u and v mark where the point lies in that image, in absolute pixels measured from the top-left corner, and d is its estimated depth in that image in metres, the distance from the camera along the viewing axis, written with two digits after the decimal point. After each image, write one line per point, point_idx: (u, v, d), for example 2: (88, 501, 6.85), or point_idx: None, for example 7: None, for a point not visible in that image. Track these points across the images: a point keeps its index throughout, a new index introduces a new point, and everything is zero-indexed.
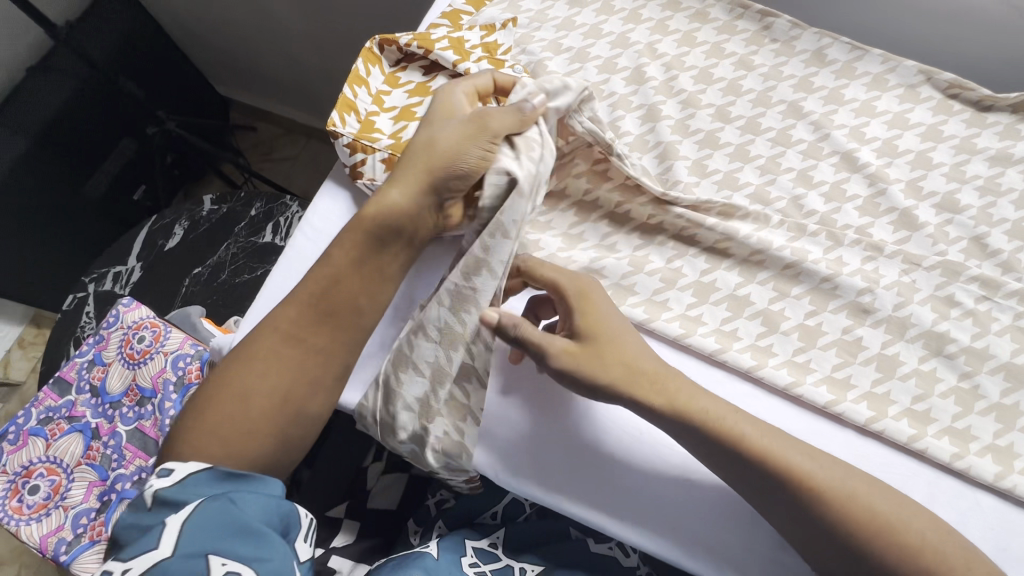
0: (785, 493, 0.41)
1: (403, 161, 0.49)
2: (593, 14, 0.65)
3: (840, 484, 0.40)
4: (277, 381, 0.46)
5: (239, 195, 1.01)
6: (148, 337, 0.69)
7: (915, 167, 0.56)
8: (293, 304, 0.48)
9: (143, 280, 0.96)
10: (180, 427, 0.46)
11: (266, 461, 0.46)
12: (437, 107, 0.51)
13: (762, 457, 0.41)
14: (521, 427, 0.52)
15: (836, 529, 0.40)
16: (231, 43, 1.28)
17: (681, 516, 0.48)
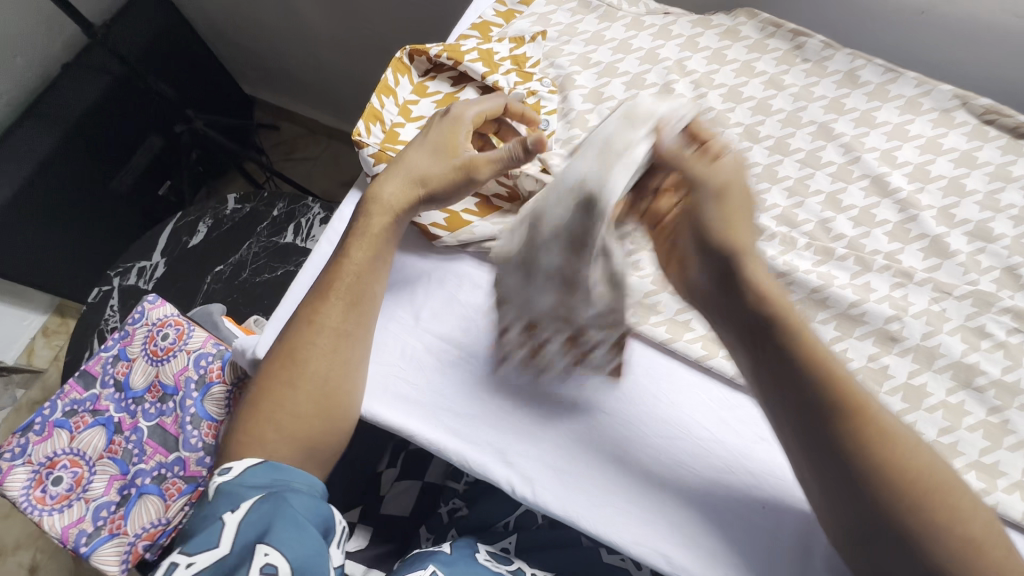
0: (854, 426, 0.38)
1: (400, 169, 0.53)
2: (622, 29, 0.65)
3: (905, 433, 0.38)
4: (311, 362, 0.48)
5: (262, 195, 1.02)
6: (172, 335, 0.70)
7: (947, 194, 0.55)
8: (328, 300, 0.50)
9: (166, 276, 0.98)
10: (236, 427, 0.47)
11: (323, 440, 0.47)
12: (451, 128, 0.53)
13: (837, 378, 0.39)
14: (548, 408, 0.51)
15: (892, 479, 0.36)
16: (259, 44, 1.30)
17: (702, 516, 0.46)
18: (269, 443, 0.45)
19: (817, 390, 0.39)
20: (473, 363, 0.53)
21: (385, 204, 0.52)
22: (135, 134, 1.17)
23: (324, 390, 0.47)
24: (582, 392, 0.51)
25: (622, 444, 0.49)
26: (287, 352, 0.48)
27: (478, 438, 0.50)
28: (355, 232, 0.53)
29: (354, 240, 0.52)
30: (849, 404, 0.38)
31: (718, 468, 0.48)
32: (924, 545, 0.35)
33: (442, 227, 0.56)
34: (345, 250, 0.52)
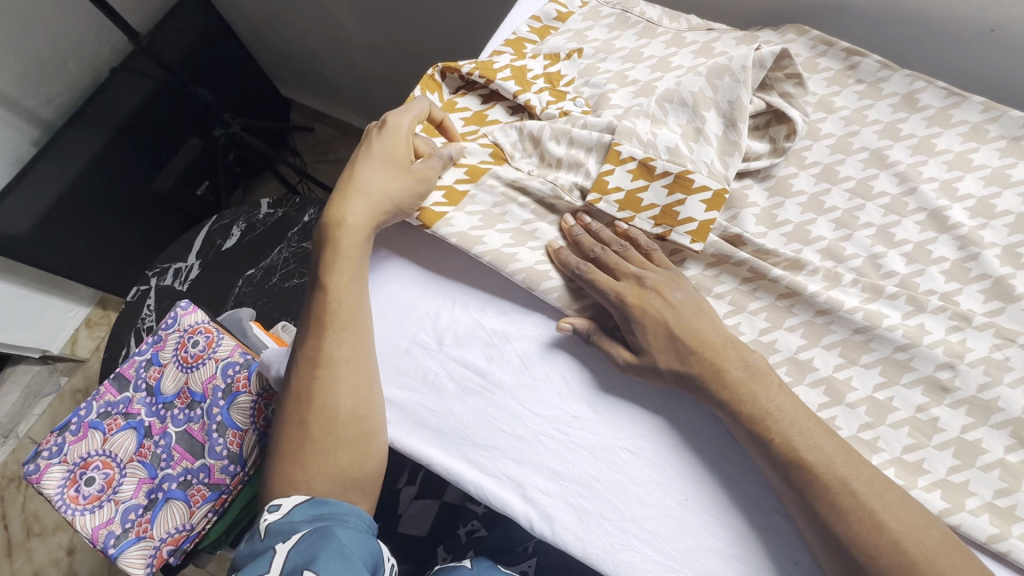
0: (810, 496, 0.41)
1: (358, 188, 0.53)
2: (662, 45, 0.62)
3: (870, 510, 0.40)
4: (316, 399, 0.49)
5: (295, 201, 1.04)
6: (202, 342, 0.71)
7: (1014, 231, 0.51)
8: (328, 335, 0.50)
9: (200, 277, 0.99)
10: (271, 468, 0.50)
11: (352, 469, 0.48)
12: (390, 139, 0.55)
13: (796, 454, 0.42)
14: (567, 421, 0.50)
15: (853, 549, 0.39)
16: (297, 51, 1.33)
17: (704, 549, 0.45)
18: (302, 481, 0.47)
19: (779, 460, 0.42)
20: (494, 392, 0.51)
21: (348, 228, 0.53)
22: (175, 137, 1.21)
23: (337, 421, 0.48)
24: (604, 422, 0.50)
25: (643, 479, 0.47)
26: (297, 395, 0.50)
27: (497, 471, 0.49)
28: (331, 260, 0.53)
29: (326, 272, 0.52)
30: (802, 479, 0.41)
31: (735, 504, 0.46)
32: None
33: (444, 203, 0.56)
34: (320, 286, 0.52)
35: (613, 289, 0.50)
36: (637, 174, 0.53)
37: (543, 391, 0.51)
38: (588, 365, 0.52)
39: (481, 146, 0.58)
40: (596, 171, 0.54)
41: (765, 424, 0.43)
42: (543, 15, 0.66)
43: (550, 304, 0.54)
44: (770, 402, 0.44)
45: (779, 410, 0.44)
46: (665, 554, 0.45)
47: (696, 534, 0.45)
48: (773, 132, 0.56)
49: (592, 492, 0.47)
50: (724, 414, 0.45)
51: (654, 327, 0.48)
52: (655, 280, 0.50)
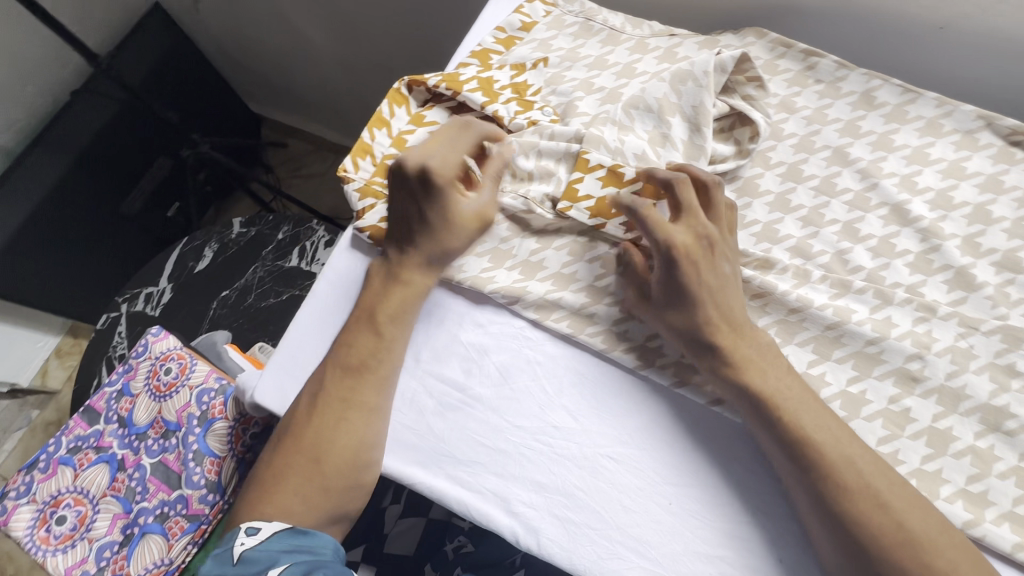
0: (814, 476, 0.41)
1: (422, 254, 0.52)
2: (626, 52, 0.63)
3: (874, 489, 0.40)
4: (335, 441, 0.47)
5: (268, 218, 1.02)
6: (175, 369, 0.69)
7: (972, 222, 0.52)
8: (371, 376, 0.49)
9: (173, 301, 0.97)
10: (257, 494, 0.47)
11: (342, 504, 0.48)
12: (445, 198, 0.50)
13: (803, 433, 0.42)
14: (547, 432, 0.49)
15: (857, 529, 0.39)
16: (265, 67, 1.31)
17: (689, 552, 0.45)
18: (298, 516, 0.46)
19: (789, 439, 0.43)
20: (474, 406, 0.51)
21: (416, 288, 0.52)
22: (141, 158, 1.18)
23: (353, 464, 0.47)
24: (586, 430, 0.49)
25: (627, 486, 0.47)
26: (312, 428, 0.48)
27: (480, 486, 0.48)
28: (383, 298, 0.52)
29: (385, 319, 0.51)
30: (811, 458, 0.42)
31: (722, 506, 0.46)
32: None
33: None
34: (376, 330, 0.50)
35: (674, 231, 0.47)
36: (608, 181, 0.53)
37: (522, 404, 0.51)
38: (569, 373, 0.52)
39: None
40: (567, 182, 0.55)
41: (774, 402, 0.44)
42: (507, 26, 0.66)
43: (526, 316, 0.53)
44: (778, 378, 0.45)
45: (787, 390, 0.44)
46: (651, 559, 0.45)
47: (681, 537, 0.46)
48: (738, 134, 0.57)
49: (576, 503, 0.47)
50: (756, 429, 0.45)
51: (699, 288, 0.46)
52: (710, 234, 0.48)
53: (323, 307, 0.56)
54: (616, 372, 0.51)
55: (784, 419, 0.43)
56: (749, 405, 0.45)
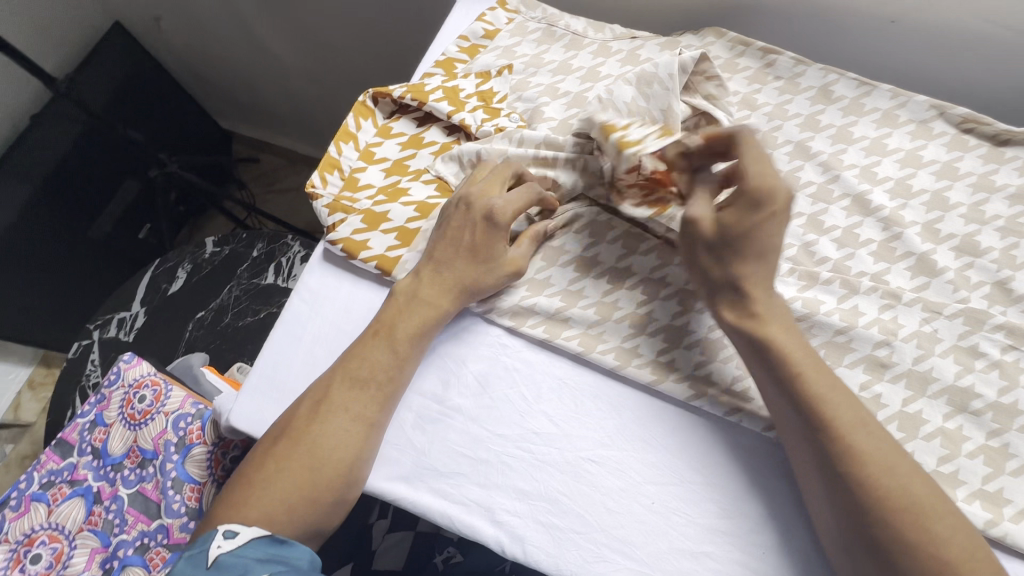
0: (819, 438, 0.41)
1: (453, 281, 0.51)
2: (589, 56, 0.63)
3: (883, 454, 0.40)
4: (332, 452, 0.46)
5: (241, 236, 1.01)
6: (149, 397, 0.68)
7: (931, 209, 0.54)
8: (371, 389, 0.49)
9: (146, 326, 0.95)
10: (235, 501, 0.45)
11: (322, 517, 0.46)
12: (499, 239, 0.52)
13: (811, 393, 0.42)
14: (528, 439, 0.49)
15: (861, 494, 0.39)
16: (234, 83, 1.29)
17: (674, 550, 0.45)
18: (279, 524, 0.44)
19: (798, 400, 0.42)
20: (454, 417, 0.51)
21: (434, 305, 0.51)
22: (108, 182, 1.15)
23: (343, 476, 0.46)
24: (567, 435, 0.49)
25: (610, 489, 0.47)
26: (305, 436, 0.46)
27: (464, 497, 0.48)
28: (399, 314, 0.51)
29: (395, 334, 0.50)
30: (819, 419, 0.41)
31: (705, 502, 0.47)
32: (892, 559, 0.37)
33: (397, 245, 0.56)
34: (389, 345, 0.50)
35: (778, 179, 0.44)
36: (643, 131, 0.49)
37: (502, 412, 0.51)
38: (550, 376, 0.52)
39: (424, 183, 0.59)
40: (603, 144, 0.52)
41: (789, 361, 0.43)
42: (470, 35, 0.66)
43: (501, 323, 0.53)
44: (791, 334, 0.45)
45: (797, 352, 0.44)
46: (636, 559, 0.45)
47: (666, 536, 0.46)
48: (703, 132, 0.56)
49: (560, 508, 0.47)
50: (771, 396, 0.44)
51: (770, 241, 0.45)
52: (793, 192, 0.45)
53: (295, 325, 0.56)
54: (593, 375, 0.52)
55: (797, 378, 0.43)
56: (760, 361, 0.45)
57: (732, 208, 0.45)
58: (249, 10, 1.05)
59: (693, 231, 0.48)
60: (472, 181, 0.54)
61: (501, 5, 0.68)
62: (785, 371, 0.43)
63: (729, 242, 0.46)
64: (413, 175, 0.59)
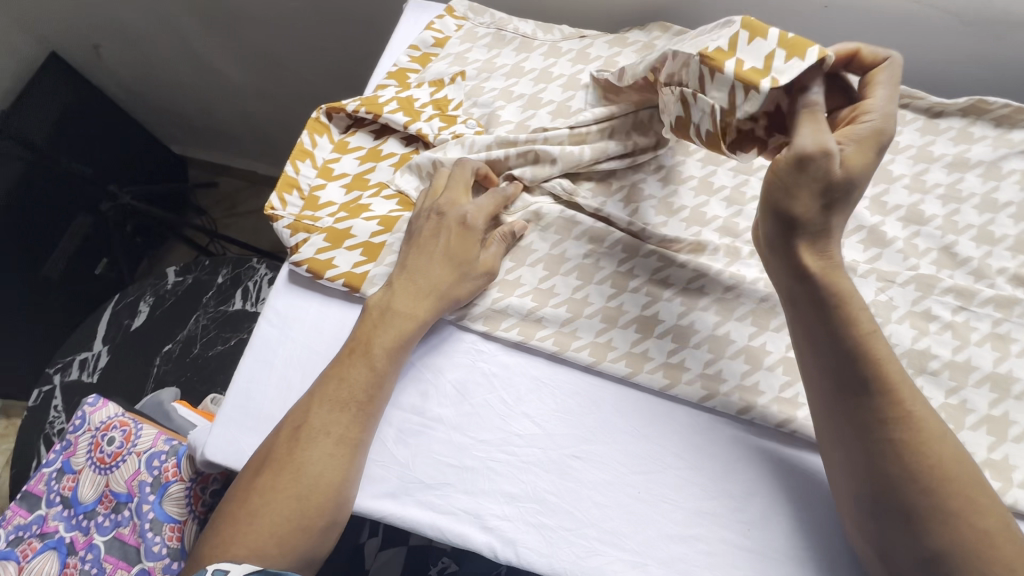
0: (880, 407, 0.40)
1: (428, 291, 0.51)
2: (541, 58, 0.64)
3: (937, 426, 0.40)
4: (317, 477, 0.45)
5: (204, 263, 0.98)
6: (118, 438, 0.66)
7: (877, 183, 0.56)
8: (347, 409, 0.48)
9: (110, 365, 0.91)
10: (224, 538, 0.44)
11: (314, 545, 0.45)
12: (472, 241, 0.52)
13: (874, 356, 0.41)
14: (526, 446, 0.49)
15: (915, 463, 0.39)
16: (182, 106, 1.26)
17: (664, 536, 0.46)
18: (271, 557, 0.43)
19: (860, 365, 0.41)
20: (436, 427, 0.50)
21: (410, 318, 0.51)
22: (58, 218, 1.10)
23: (331, 501, 0.45)
24: (550, 435, 0.50)
25: (598, 485, 0.48)
26: (291, 464, 0.45)
27: (452, 506, 0.48)
28: (376, 329, 0.50)
29: (373, 349, 0.50)
30: (880, 383, 0.40)
31: (691, 488, 0.47)
32: (928, 527, 0.38)
33: (364, 261, 0.55)
34: (367, 362, 0.49)
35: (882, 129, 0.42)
36: (759, 55, 0.42)
37: (483, 417, 0.51)
38: (531, 377, 0.52)
39: (385, 196, 0.58)
40: (698, 73, 0.45)
41: (856, 321, 0.41)
42: (420, 44, 0.66)
43: (475, 329, 0.53)
44: (858, 293, 0.42)
45: (862, 317, 0.42)
46: (629, 552, 0.46)
47: (654, 524, 0.47)
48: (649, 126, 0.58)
49: (555, 508, 0.47)
50: (832, 361, 0.42)
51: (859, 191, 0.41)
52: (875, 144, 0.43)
53: (266, 351, 0.54)
54: (571, 371, 0.52)
55: (861, 340, 0.41)
56: (815, 318, 0.42)
57: (859, 147, 0.40)
58: (191, 30, 1.03)
59: (823, 165, 0.38)
60: (435, 192, 0.55)
61: (449, 12, 0.68)
62: (849, 334, 0.41)
63: (849, 188, 0.40)
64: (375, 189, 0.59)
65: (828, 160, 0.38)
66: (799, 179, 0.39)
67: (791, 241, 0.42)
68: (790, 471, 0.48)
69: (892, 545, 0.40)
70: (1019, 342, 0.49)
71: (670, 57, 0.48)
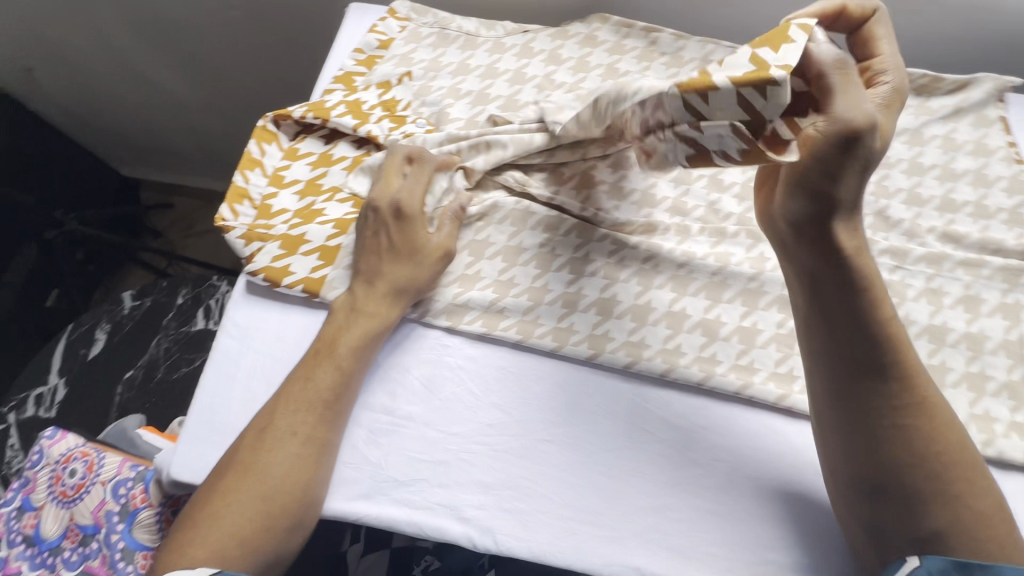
0: (900, 392, 0.42)
1: (382, 287, 0.51)
2: (486, 54, 0.65)
3: (945, 416, 0.42)
4: (283, 478, 0.45)
5: (162, 284, 0.96)
6: (80, 469, 0.63)
7: None
8: (312, 410, 0.48)
9: (69, 398, 0.87)
10: (183, 545, 0.43)
11: (278, 547, 0.44)
12: (415, 230, 0.52)
13: (897, 343, 0.43)
14: (541, 454, 0.49)
15: (926, 448, 0.41)
16: (128, 127, 1.22)
17: (636, 512, 0.47)
18: (232, 561, 0.43)
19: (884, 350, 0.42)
20: (407, 425, 0.51)
21: (373, 316, 0.51)
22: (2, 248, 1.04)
23: (297, 501, 0.45)
24: (524, 423, 0.50)
25: (577, 471, 0.49)
26: (259, 466, 0.45)
27: (428, 501, 0.48)
28: (341, 329, 0.50)
29: (339, 349, 0.50)
30: (899, 370, 0.42)
31: (659, 462, 0.49)
32: (930, 509, 0.41)
33: (322, 265, 0.55)
34: (334, 361, 0.49)
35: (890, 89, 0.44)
36: (741, 65, 0.37)
37: (456, 409, 0.51)
38: (504, 370, 0.53)
39: (339, 200, 0.58)
40: (686, 106, 0.39)
41: (880, 307, 0.43)
42: (365, 47, 0.66)
43: (438, 324, 0.54)
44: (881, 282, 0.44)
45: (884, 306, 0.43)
46: (615, 539, 0.47)
47: (625, 499, 0.48)
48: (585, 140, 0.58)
49: (547, 500, 0.48)
50: (858, 344, 0.43)
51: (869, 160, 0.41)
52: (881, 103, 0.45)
53: (227, 363, 0.53)
54: (535, 357, 0.53)
55: (886, 327, 0.43)
56: (839, 303, 0.43)
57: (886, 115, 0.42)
58: (134, 48, 1.00)
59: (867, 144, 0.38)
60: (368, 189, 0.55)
61: (392, 14, 0.68)
62: (876, 322, 0.42)
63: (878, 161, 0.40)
64: (328, 193, 0.59)
65: (876, 135, 0.37)
66: (844, 159, 0.38)
67: (818, 224, 0.42)
68: (752, 432, 0.50)
69: (887, 524, 0.42)
70: (951, 295, 0.53)
71: (633, 108, 0.45)
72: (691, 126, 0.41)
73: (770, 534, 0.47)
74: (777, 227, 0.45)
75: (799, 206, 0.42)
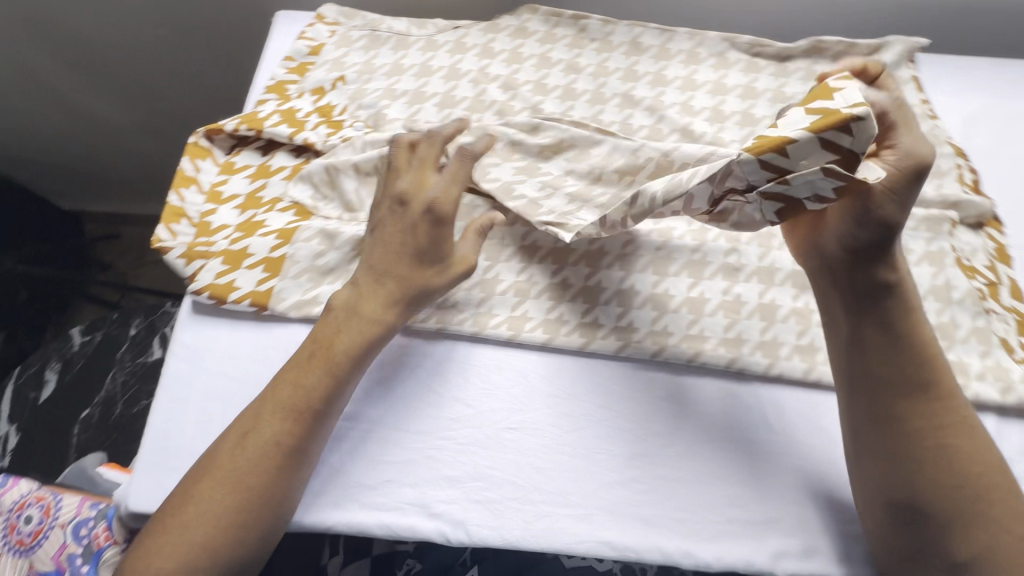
0: (941, 411, 0.44)
1: (393, 285, 0.49)
2: (447, 55, 0.64)
3: (982, 442, 0.44)
4: (257, 487, 0.43)
5: (113, 317, 0.91)
6: (36, 514, 0.60)
7: None
8: (294, 416, 0.45)
9: (21, 445, 0.81)
10: (152, 548, 0.42)
11: (243, 553, 0.43)
12: (447, 233, 0.49)
13: (937, 366, 0.45)
14: (584, 486, 0.48)
15: (962, 468, 0.43)
16: (60, 157, 1.14)
17: (617, 502, 0.47)
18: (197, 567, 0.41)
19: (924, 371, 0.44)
20: (382, 426, 0.50)
21: (362, 318, 0.49)
22: None
23: (270, 511, 0.44)
24: (501, 415, 0.50)
25: (563, 464, 0.49)
26: (238, 475, 0.43)
27: (399, 501, 0.47)
28: (324, 330, 0.48)
29: (327, 353, 0.47)
30: (939, 391, 0.44)
31: (639, 447, 0.49)
32: (967, 532, 0.42)
33: (268, 276, 0.53)
34: (324, 366, 0.47)
35: None
36: (804, 119, 0.38)
37: (436, 408, 0.50)
38: (493, 373, 0.52)
39: (281, 210, 0.56)
40: (768, 167, 0.39)
41: (920, 333, 0.45)
42: (295, 54, 0.65)
43: (427, 326, 0.53)
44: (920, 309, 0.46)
45: (926, 333, 0.45)
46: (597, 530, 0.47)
47: (599, 486, 0.48)
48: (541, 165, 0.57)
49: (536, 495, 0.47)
50: (898, 363, 0.44)
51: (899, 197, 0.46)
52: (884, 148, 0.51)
53: (180, 386, 0.51)
54: (523, 354, 0.52)
55: (929, 353, 0.45)
56: (880, 322, 0.45)
57: None
58: (57, 70, 0.94)
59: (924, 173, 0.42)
60: (396, 175, 0.51)
61: (320, 20, 0.67)
62: (923, 346, 0.45)
63: None
64: (268, 204, 0.57)
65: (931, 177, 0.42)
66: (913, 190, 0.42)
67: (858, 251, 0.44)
68: (742, 401, 0.51)
69: (924, 548, 0.43)
70: (915, 253, 0.55)
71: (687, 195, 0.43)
72: (776, 184, 0.40)
73: (770, 498, 0.48)
74: (821, 256, 0.47)
75: (856, 230, 0.43)
